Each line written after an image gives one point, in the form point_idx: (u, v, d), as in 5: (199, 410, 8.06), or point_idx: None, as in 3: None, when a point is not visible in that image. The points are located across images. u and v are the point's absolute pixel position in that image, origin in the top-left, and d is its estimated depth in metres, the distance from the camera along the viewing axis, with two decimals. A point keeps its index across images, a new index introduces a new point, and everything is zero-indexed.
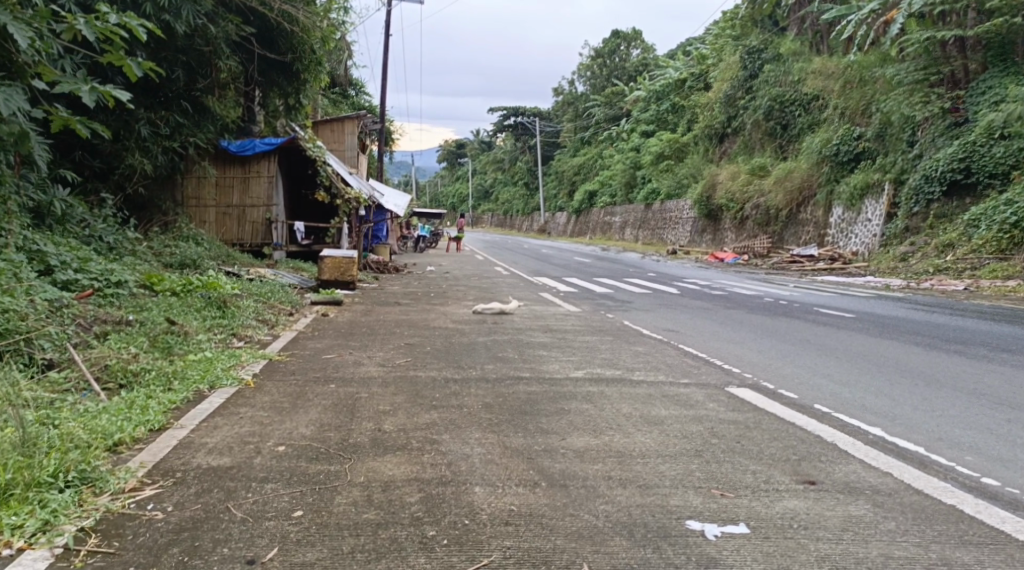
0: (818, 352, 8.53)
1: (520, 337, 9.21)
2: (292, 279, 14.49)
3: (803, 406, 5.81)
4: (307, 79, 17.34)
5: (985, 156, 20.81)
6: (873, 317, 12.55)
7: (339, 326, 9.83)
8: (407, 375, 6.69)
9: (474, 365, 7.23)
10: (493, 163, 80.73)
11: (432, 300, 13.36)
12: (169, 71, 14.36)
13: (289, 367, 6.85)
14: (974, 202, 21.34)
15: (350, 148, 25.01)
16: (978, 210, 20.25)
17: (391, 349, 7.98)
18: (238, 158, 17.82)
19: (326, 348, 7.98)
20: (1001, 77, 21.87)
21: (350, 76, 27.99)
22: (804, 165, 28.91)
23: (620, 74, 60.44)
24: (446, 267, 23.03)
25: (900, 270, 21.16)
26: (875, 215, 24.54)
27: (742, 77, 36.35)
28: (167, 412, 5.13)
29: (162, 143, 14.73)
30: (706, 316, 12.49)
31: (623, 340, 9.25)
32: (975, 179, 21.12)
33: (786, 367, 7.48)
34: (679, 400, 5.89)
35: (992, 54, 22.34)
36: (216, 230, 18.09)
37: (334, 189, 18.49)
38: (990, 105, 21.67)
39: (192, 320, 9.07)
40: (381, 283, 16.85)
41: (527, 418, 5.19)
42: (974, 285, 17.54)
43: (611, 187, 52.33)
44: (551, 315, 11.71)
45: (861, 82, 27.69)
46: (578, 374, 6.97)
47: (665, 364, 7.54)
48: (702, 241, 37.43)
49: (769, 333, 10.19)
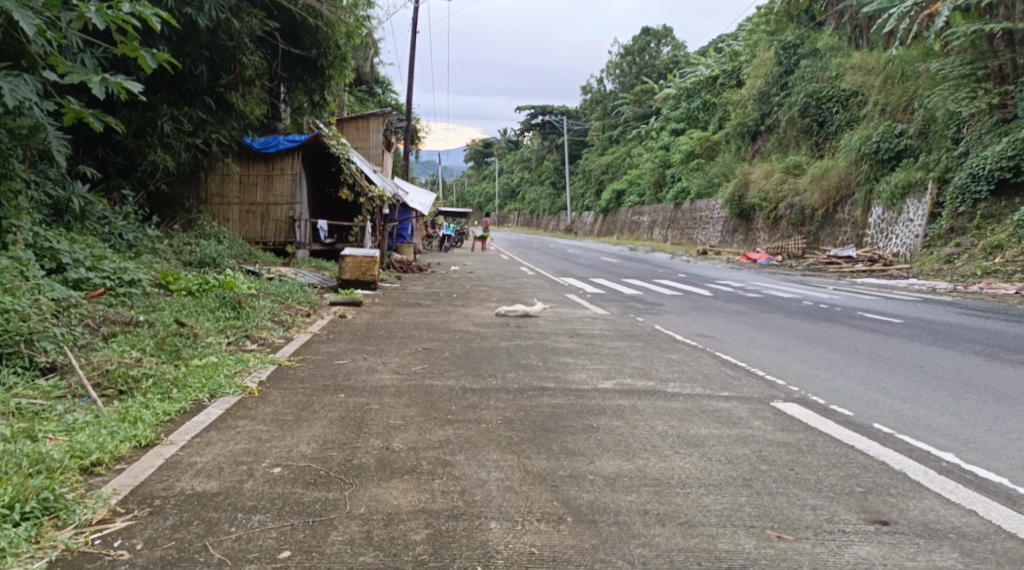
0: (870, 363, 7.93)
1: (546, 343, 8.69)
2: (314, 279, 14.13)
3: (861, 427, 5.24)
4: (332, 75, 16.97)
5: None
6: (921, 323, 11.87)
7: (356, 329, 9.37)
8: (423, 384, 6.22)
9: (495, 374, 6.74)
10: (521, 162, 80.18)
11: (455, 302, 12.89)
12: (191, 66, 14.05)
13: (300, 374, 6.40)
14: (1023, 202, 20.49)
15: (375, 145, 24.62)
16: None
17: (407, 355, 7.51)
18: (262, 155, 17.49)
19: (342, 353, 7.54)
20: None
21: (375, 72, 27.59)
22: (841, 164, 28.04)
23: (650, 72, 59.68)
24: (472, 266, 22.58)
25: (944, 272, 20.33)
26: (916, 214, 23.66)
27: (777, 73, 35.44)
28: (160, 425, 4.68)
29: (185, 139, 14.38)
30: (743, 321, 11.87)
31: (655, 347, 8.69)
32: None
33: (836, 380, 6.91)
34: (722, 418, 5.34)
35: None
36: (239, 228, 17.77)
37: (358, 186, 18.12)
38: None
39: (203, 321, 8.66)
40: (406, 283, 16.43)
41: (552, 436, 4.70)
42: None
43: (640, 185, 51.58)
44: (579, 318, 11.18)
45: (902, 78, 26.78)
46: (607, 385, 6.44)
47: (703, 375, 6.98)
48: (733, 241, 36.60)
49: (813, 340, 9.59)
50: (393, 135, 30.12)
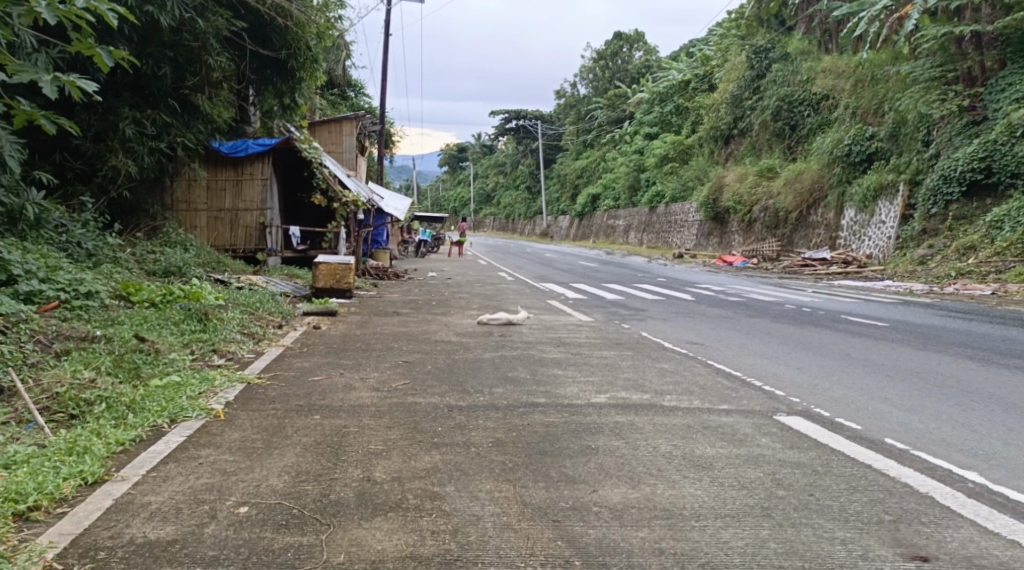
0: (868, 370, 7.61)
1: (532, 353, 8.29)
2: (285, 287, 13.62)
3: (874, 443, 4.88)
4: (303, 77, 16.45)
5: (1006, 155, 19.90)
6: (908, 326, 11.60)
7: (331, 341, 8.91)
8: (404, 403, 5.79)
9: (482, 389, 6.32)
10: (495, 167, 79.84)
11: (433, 310, 12.44)
12: (155, 67, 13.48)
13: (271, 393, 5.94)
14: (994, 203, 20.46)
15: (348, 150, 24.12)
16: (1001, 211, 19.31)
17: (386, 369, 7.07)
18: (230, 160, 16.94)
19: (315, 368, 7.08)
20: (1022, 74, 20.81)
21: (347, 76, 27.08)
22: (814, 166, 27.97)
23: (623, 77, 59.67)
24: (448, 272, 22.11)
25: (919, 273, 20.22)
26: (889, 216, 23.59)
27: (749, 77, 35.41)
28: (110, 458, 4.21)
29: (149, 144, 13.79)
30: (729, 326, 11.55)
31: (646, 356, 8.31)
32: (996, 179, 20.24)
33: (837, 390, 6.58)
34: (730, 436, 4.95)
35: (1011, 50, 21.17)
36: (207, 235, 17.19)
37: (331, 192, 17.61)
38: (1010, 102, 20.65)
39: (166, 335, 8.14)
40: (381, 290, 15.96)
41: (548, 461, 4.30)
42: (1002, 290, 16.59)
43: (614, 190, 51.41)
44: (564, 325, 10.79)
45: (873, 81, 26.76)
46: (600, 399, 6.06)
47: (699, 386, 6.61)
48: (709, 244, 36.49)
49: (806, 346, 9.27)
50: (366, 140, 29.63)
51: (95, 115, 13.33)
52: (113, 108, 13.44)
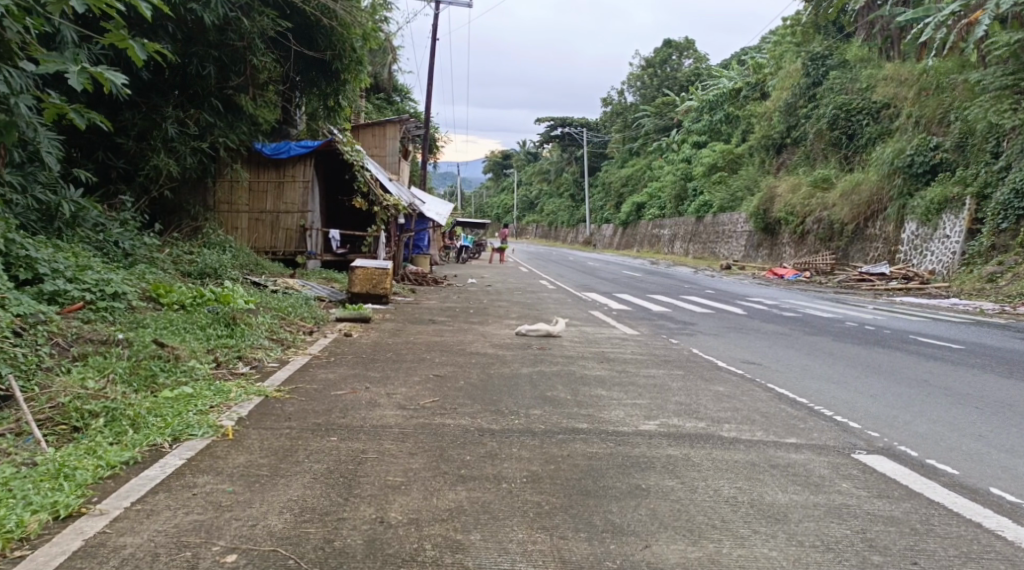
0: (950, 401, 6.85)
1: (574, 370, 7.67)
2: (322, 291, 13.25)
3: (976, 493, 4.29)
4: (347, 79, 16.07)
5: None
6: (984, 349, 10.73)
7: (361, 350, 8.40)
8: (432, 425, 5.23)
9: (517, 410, 5.73)
10: (540, 174, 79.26)
11: (471, 319, 11.90)
12: (199, 67, 13.18)
13: (289, 409, 5.41)
14: None
15: (391, 153, 23.75)
16: None
17: (416, 384, 6.52)
18: (272, 161, 16.63)
19: (339, 382, 6.56)
20: None
21: (391, 77, 26.72)
22: (872, 177, 26.84)
23: (672, 85, 58.65)
24: (490, 278, 21.60)
25: (988, 292, 19.12)
26: (953, 231, 22.49)
27: (804, 85, 34.30)
28: (96, 492, 3.68)
29: (192, 143, 13.44)
30: (787, 344, 10.81)
31: (698, 376, 7.63)
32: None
33: (919, 425, 5.90)
34: (809, 483, 4.33)
35: None
36: (248, 237, 16.87)
37: (373, 195, 17.23)
38: None
39: (190, 340, 7.68)
40: (420, 297, 15.49)
41: (594, 505, 3.74)
42: None
43: (660, 198, 50.41)
44: (608, 339, 10.14)
45: (938, 89, 25.58)
46: (650, 427, 5.46)
47: (760, 415, 5.95)
48: (758, 256, 35.43)
49: (876, 370, 8.49)
50: (409, 143, 29.26)
51: (138, 114, 13.05)
52: (156, 107, 13.17)
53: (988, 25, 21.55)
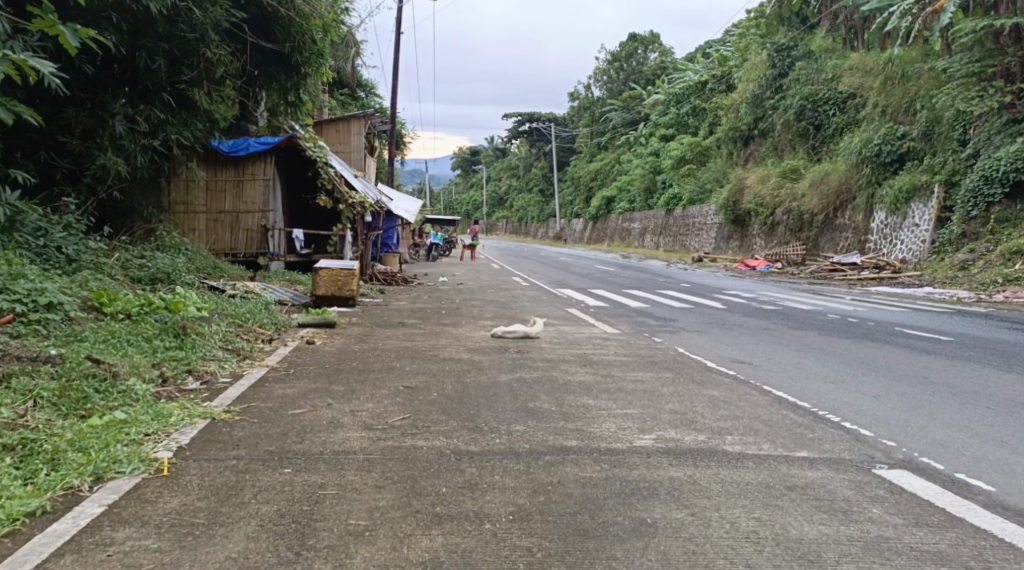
0: (960, 400, 6.36)
1: (555, 376, 7.08)
2: (283, 294, 12.53)
3: (1019, 516, 3.82)
4: (308, 73, 15.16)
5: None
6: (975, 341, 10.34)
7: (323, 360, 7.72)
8: (402, 448, 4.65)
9: (497, 427, 5.14)
10: (508, 170, 78.60)
11: (443, 320, 11.28)
12: (149, 61, 12.28)
13: (237, 435, 4.77)
14: None
15: (356, 150, 22.98)
16: None
17: (384, 399, 5.89)
18: (231, 159, 15.86)
19: (298, 399, 5.91)
20: None
21: (354, 72, 25.93)
22: (841, 167, 26.58)
23: (638, 78, 58.34)
24: (460, 277, 20.95)
25: (960, 280, 18.83)
26: (922, 219, 22.28)
27: (771, 76, 34.03)
28: None
29: (142, 141, 12.60)
30: (774, 340, 10.31)
31: (689, 380, 7.07)
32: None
33: (933, 428, 5.43)
34: (837, 510, 3.81)
35: None
36: (206, 239, 16.04)
37: (337, 192, 16.49)
38: None
39: (133, 354, 6.98)
40: (388, 298, 14.81)
41: (596, 553, 3.27)
42: None
43: (629, 192, 50.00)
44: (589, 340, 9.57)
45: (904, 78, 25.43)
46: (646, 443, 4.91)
47: (763, 424, 5.41)
48: (728, 247, 35.13)
49: (873, 367, 8.02)
50: (374, 139, 28.49)
51: (83, 110, 12.18)
52: (103, 103, 12.30)
53: (952, 12, 21.32)
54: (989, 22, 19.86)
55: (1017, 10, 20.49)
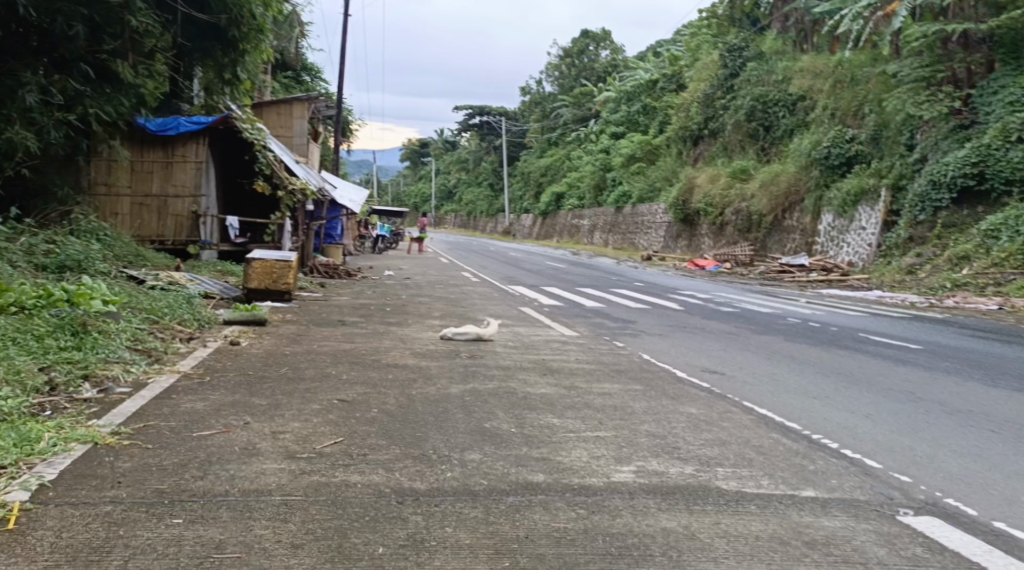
0: (962, 423, 5.71)
1: (511, 388, 6.23)
2: (212, 286, 11.44)
3: None
4: (247, 49, 12.92)
5: (1001, 160, 18.36)
6: (948, 351, 9.80)
7: (247, 365, 6.75)
8: (333, 487, 3.75)
9: (449, 455, 4.30)
10: (457, 164, 77.51)
11: (388, 320, 10.29)
12: (65, 27, 10.70)
13: (121, 468, 3.85)
14: (988, 210, 18.93)
15: (299, 135, 21.77)
16: (997, 219, 17.75)
17: (313, 417, 4.97)
18: (159, 139, 14.63)
19: (209, 416, 4.94)
20: (1015, 75, 19.18)
21: (297, 54, 24.59)
22: (791, 169, 26.30)
23: (589, 75, 57.91)
24: (405, 271, 19.95)
25: (909, 284, 18.49)
26: (869, 222, 22.03)
27: (722, 76, 33.73)
28: None
29: (56, 115, 11.27)
30: (742, 346, 9.66)
31: (663, 395, 6.29)
32: (990, 186, 18.69)
33: (943, 457, 4.78)
34: None
35: (1003, 51, 19.50)
36: (130, 225, 14.75)
37: (276, 178, 15.37)
38: (1002, 106, 19.10)
39: (14, 356, 5.91)
40: (328, 293, 13.74)
41: None
42: (1008, 304, 15.06)
43: (579, 188, 49.42)
44: (547, 344, 8.75)
45: (854, 82, 25.27)
46: (628, 477, 4.14)
47: (756, 452, 4.69)
48: (677, 247, 34.73)
49: (855, 380, 7.36)
50: (319, 124, 27.19)
51: None
52: (12, 71, 10.92)
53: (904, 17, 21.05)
54: (940, 26, 19.56)
55: (968, 15, 20.31)
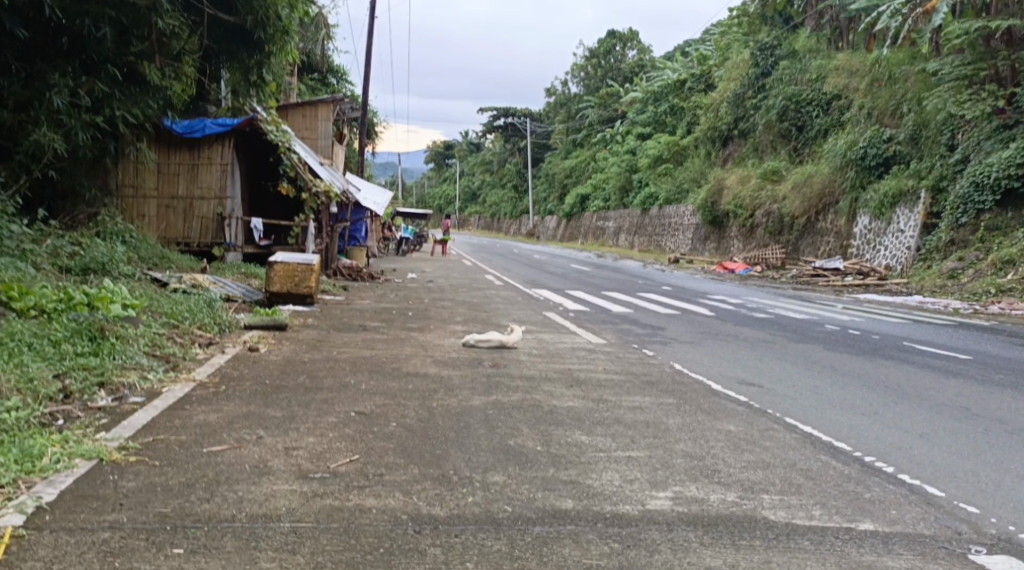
0: (1022, 443, 5.36)
1: (536, 401, 5.93)
2: (234, 289, 11.29)
3: None
4: (273, 51, 12.50)
5: None
6: (996, 361, 9.37)
7: (266, 373, 6.52)
8: (344, 513, 3.49)
9: (472, 477, 4.02)
10: (482, 165, 77.30)
11: (412, 325, 10.04)
12: (93, 30, 10.51)
13: (126, 488, 3.61)
14: None
15: (324, 136, 21.63)
16: None
17: (330, 432, 4.71)
18: (184, 140, 14.51)
19: (221, 429, 4.68)
20: None
21: (323, 55, 24.46)
22: (824, 170, 25.73)
23: (616, 76, 57.48)
24: (431, 274, 19.74)
25: (950, 288, 17.94)
26: (908, 225, 21.43)
27: (753, 75, 33.15)
28: None
29: (84, 117, 11.05)
30: (779, 356, 9.28)
31: (699, 410, 5.95)
32: None
33: (1007, 484, 4.44)
34: None
35: None
36: (156, 227, 14.64)
37: (301, 180, 15.20)
38: None
39: (28, 362, 5.70)
40: (353, 296, 13.55)
41: None
42: None
43: (604, 190, 48.99)
44: (574, 352, 8.44)
45: (890, 81, 24.64)
46: (670, 505, 3.84)
47: (804, 478, 4.41)
48: (704, 249, 34.20)
49: (900, 394, 7.00)
50: (343, 125, 27.06)
51: (18, 81, 10.70)
52: (40, 73, 10.76)
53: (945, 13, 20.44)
54: (983, 23, 18.95)
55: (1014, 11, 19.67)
